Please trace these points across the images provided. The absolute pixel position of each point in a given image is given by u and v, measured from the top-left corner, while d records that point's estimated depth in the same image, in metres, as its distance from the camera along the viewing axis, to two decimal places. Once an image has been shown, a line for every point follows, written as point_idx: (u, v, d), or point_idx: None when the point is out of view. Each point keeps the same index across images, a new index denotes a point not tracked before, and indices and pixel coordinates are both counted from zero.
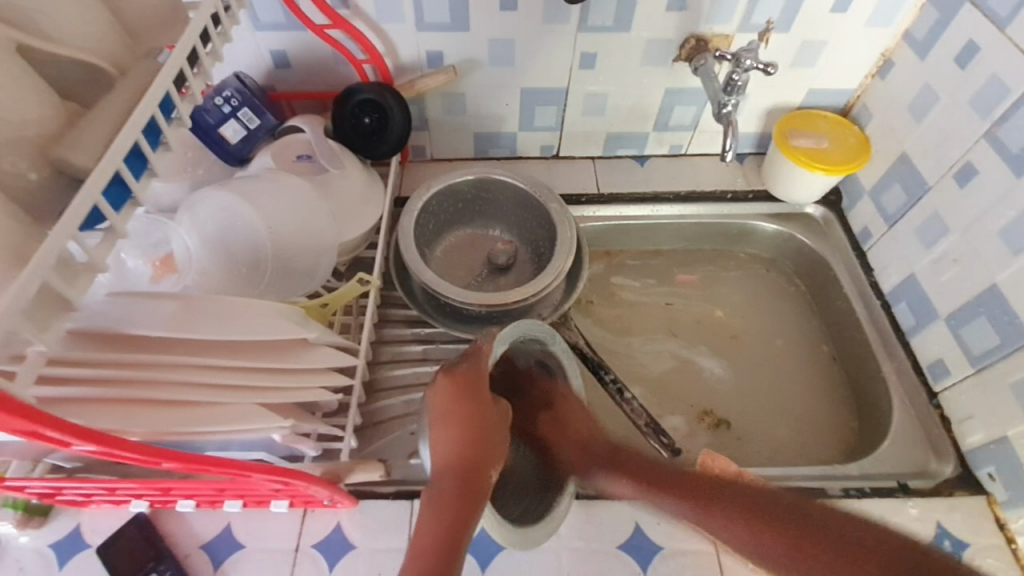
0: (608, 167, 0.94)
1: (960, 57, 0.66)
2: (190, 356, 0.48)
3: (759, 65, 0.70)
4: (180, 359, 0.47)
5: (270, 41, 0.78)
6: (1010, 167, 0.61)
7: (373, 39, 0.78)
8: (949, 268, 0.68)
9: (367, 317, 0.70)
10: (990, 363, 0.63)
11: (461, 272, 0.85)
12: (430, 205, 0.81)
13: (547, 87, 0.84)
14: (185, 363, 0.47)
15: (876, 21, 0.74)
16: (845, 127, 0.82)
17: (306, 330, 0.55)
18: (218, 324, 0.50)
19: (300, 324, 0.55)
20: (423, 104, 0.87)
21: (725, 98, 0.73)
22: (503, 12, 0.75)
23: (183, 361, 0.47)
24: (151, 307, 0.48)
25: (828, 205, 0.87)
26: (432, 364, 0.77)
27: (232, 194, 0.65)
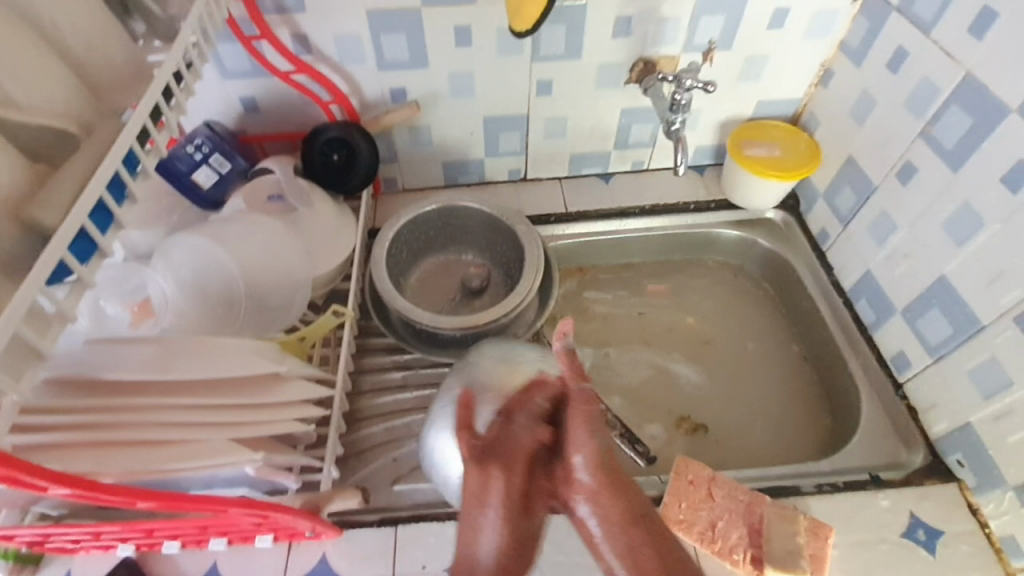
0: (575, 186, 0.97)
1: (892, 62, 0.69)
2: (169, 397, 0.50)
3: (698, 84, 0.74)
4: (157, 403, 0.48)
5: (238, 88, 0.81)
6: (946, 162, 0.63)
7: (337, 80, 0.82)
8: (899, 263, 0.71)
9: (344, 348, 0.72)
10: (945, 352, 0.65)
11: (436, 297, 0.87)
12: (402, 235, 0.83)
13: (508, 114, 0.87)
14: (162, 405, 0.49)
15: (813, 33, 0.77)
16: (795, 135, 0.85)
17: (280, 364, 0.57)
18: (195, 363, 0.52)
19: (272, 358, 0.57)
20: (391, 138, 0.90)
21: (671, 116, 0.77)
22: (459, 48, 0.79)
23: (159, 404, 0.49)
24: (129, 351, 0.49)
25: (787, 209, 0.90)
26: (412, 390, 0.78)
27: (207, 238, 0.67)
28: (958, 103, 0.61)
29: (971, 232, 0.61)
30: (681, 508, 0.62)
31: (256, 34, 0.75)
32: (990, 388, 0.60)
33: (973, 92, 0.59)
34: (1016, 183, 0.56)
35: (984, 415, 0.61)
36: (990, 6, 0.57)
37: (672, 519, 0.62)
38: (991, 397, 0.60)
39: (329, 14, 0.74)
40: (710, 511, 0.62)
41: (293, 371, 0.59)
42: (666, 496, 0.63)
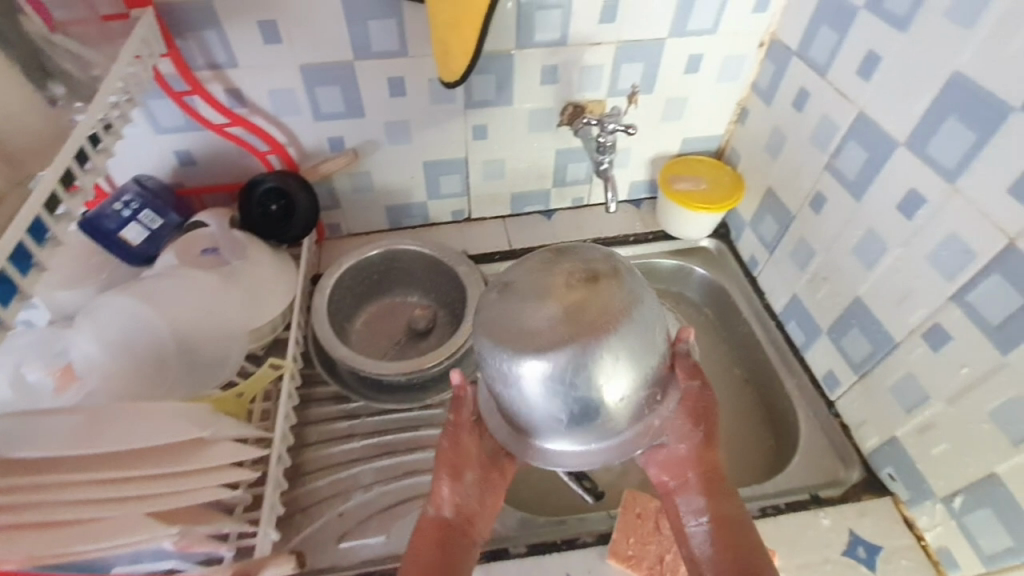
0: (518, 225, 0.99)
1: (796, 102, 0.75)
2: (90, 471, 0.47)
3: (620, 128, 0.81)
4: (74, 475, 0.46)
5: (172, 142, 0.81)
6: (850, 192, 0.67)
7: (274, 132, 0.82)
8: (820, 285, 0.74)
9: (282, 404, 0.69)
10: (868, 370, 0.68)
11: (383, 341, 0.86)
12: (345, 281, 0.82)
13: (447, 158, 0.90)
14: (81, 482, 0.46)
15: (725, 77, 0.83)
16: (719, 169, 0.90)
17: (202, 429, 0.54)
18: (121, 432, 0.50)
19: (199, 425, 0.54)
20: (332, 185, 0.90)
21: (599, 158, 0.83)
22: (393, 98, 0.81)
23: (80, 480, 0.46)
24: (50, 422, 0.47)
25: (719, 238, 0.94)
26: (359, 438, 0.76)
27: (134, 297, 0.65)
28: (854, 138, 0.66)
29: (876, 256, 0.65)
30: (630, 544, 0.62)
31: (187, 90, 0.75)
32: (909, 403, 0.62)
33: (865, 128, 0.64)
34: (910, 211, 0.59)
35: (908, 429, 0.63)
36: (873, 52, 0.61)
37: (621, 556, 0.61)
38: (912, 410, 0.62)
39: (260, 69, 0.75)
40: (659, 544, 0.62)
41: (218, 433, 0.57)
42: (615, 532, 0.63)
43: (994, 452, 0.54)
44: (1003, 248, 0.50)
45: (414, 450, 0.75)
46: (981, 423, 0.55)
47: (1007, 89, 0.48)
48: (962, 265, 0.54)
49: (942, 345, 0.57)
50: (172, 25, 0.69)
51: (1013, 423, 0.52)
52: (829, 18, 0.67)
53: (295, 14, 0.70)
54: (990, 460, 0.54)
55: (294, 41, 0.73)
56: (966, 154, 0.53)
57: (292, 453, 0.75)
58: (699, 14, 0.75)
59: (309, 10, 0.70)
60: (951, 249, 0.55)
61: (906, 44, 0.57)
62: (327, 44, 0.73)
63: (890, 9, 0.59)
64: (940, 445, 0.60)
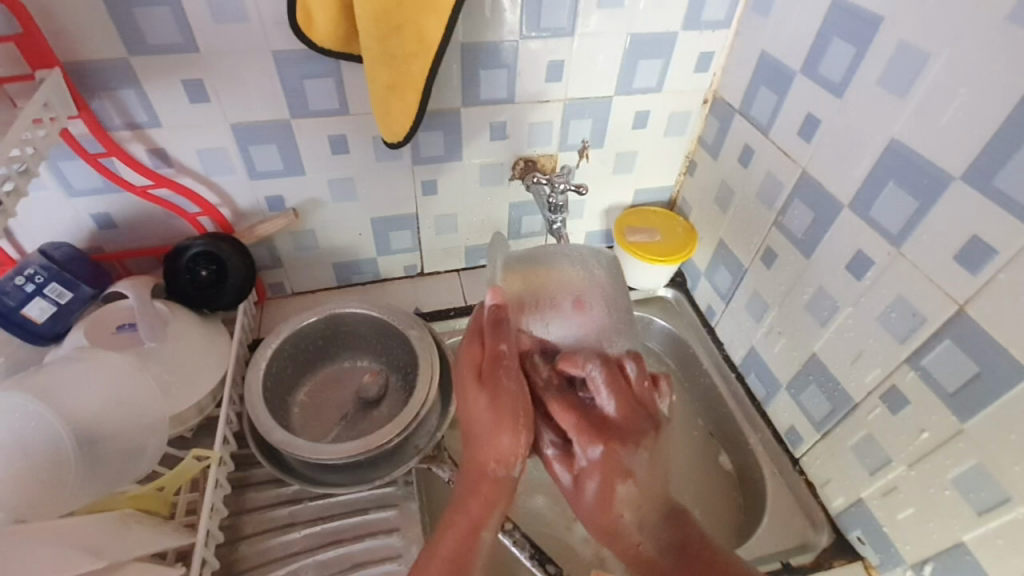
0: (473, 278, 0.97)
1: (742, 157, 0.75)
2: None
3: (569, 186, 0.80)
4: None
5: (88, 206, 0.74)
6: (799, 249, 0.67)
7: (204, 192, 0.77)
8: (776, 339, 0.74)
9: (207, 497, 0.62)
10: (830, 428, 0.67)
11: (329, 411, 0.79)
12: (284, 350, 0.76)
13: (395, 215, 0.86)
14: None
15: (672, 131, 0.84)
16: (672, 219, 0.90)
17: (97, 560, 0.48)
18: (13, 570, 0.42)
19: (88, 553, 0.48)
20: (273, 245, 0.85)
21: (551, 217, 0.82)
22: (335, 155, 0.77)
23: None
24: None
25: (676, 286, 0.94)
26: (300, 528, 0.68)
27: (28, 396, 0.55)
28: (799, 197, 0.66)
29: (828, 314, 0.64)
30: None
31: (103, 151, 0.69)
32: (872, 465, 0.62)
33: (808, 187, 0.65)
34: (858, 271, 0.60)
35: (873, 492, 0.62)
36: (812, 114, 0.62)
37: None
38: (875, 472, 0.62)
39: (185, 128, 0.70)
40: None
41: (118, 557, 0.51)
42: None
43: (960, 519, 0.53)
44: (952, 313, 0.50)
45: (362, 538, 0.68)
46: (944, 489, 0.54)
47: (944, 159, 0.49)
48: (913, 329, 0.54)
49: (900, 408, 0.57)
50: (83, 86, 0.63)
51: (976, 491, 0.51)
52: (768, 80, 0.69)
53: (223, 73, 0.66)
54: (956, 527, 0.54)
55: (223, 100, 0.68)
56: (909, 220, 0.53)
57: (224, 549, 0.66)
58: (644, 73, 0.76)
59: (238, 69, 0.66)
60: (900, 312, 0.55)
61: (843, 109, 0.58)
62: (260, 103, 0.69)
63: (824, 74, 0.60)
64: (906, 509, 0.59)
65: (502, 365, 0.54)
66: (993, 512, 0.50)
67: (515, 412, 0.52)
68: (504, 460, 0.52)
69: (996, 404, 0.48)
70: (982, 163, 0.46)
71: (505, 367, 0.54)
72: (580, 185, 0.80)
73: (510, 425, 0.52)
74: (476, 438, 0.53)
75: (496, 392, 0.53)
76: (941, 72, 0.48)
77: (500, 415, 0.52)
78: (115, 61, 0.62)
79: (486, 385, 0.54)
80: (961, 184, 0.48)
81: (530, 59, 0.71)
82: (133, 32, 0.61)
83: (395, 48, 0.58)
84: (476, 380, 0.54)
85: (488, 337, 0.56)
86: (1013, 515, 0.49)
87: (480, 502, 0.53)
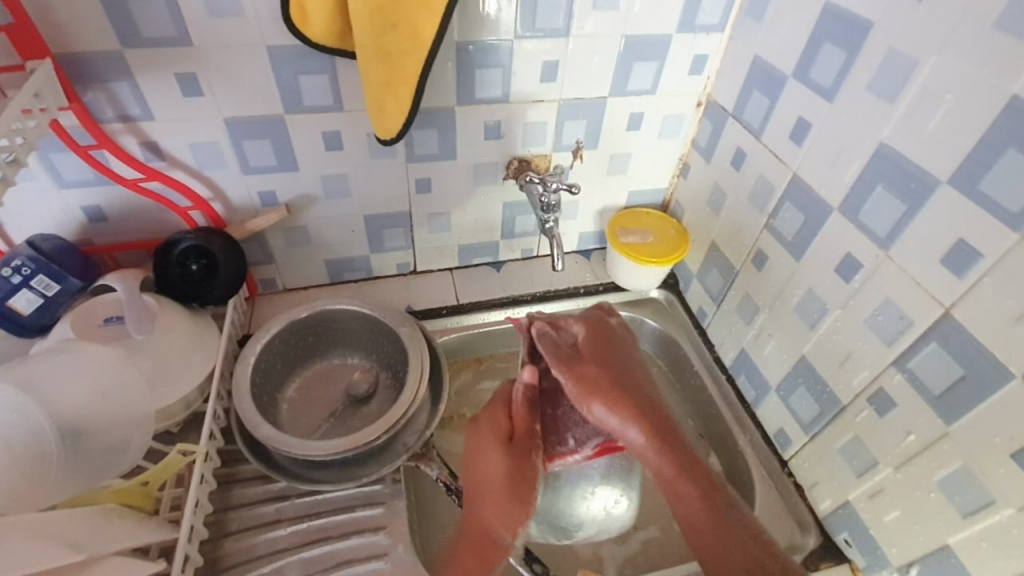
0: (466, 277, 0.96)
1: (735, 160, 0.76)
2: None
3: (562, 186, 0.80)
4: None
5: (78, 198, 0.73)
6: (790, 251, 0.68)
7: (196, 186, 0.76)
8: (766, 342, 0.74)
9: (193, 492, 0.61)
10: (818, 430, 0.67)
11: (318, 408, 0.79)
12: (274, 346, 0.76)
13: (388, 212, 0.86)
14: None
15: (666, 134, 0.84)
16: (665, 222, 0.90)
17: (78, 552, 0.47)
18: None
19: (69, 546, 0.48)
20: (265, 241, 0.84)
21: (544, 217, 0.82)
22: (329, 151, 0.76)
23: None
24: None
25: (668, 288, 0.94)
26: (286, 525, 0.68)
27: (10, 386, 0.54)
28: (789, 200, 0.67)
29: (816, 316, 0.65)
30: None
31: (94, 143, 0.68)
32: (860, 467, 0.62)
33: (799, 190, 0.65)
34: (847, 274, 0.60)
35: (860, 494, 0.62)
36: (803, 118, 0.63)
37: None
38: (862, 474, 0.62)
39: (179, 122, 0.69)
40: None
41: (101, 550, 0.50)
42: None
43: (945, 522, 0.53)
44: (938, 316, 0.51)
45: (348, 536, 0.67)
46: (930, 491, 0.54)
47: (931, 163, 0.50)
48: (900, 331, 0.54)
49: (887, 411, 0.57)
50: (76, 77, 0.63)
51: (961, 494, 0.51)
52: (760, 84, 0.69)
53: (216, 67, 0.66)
54: (941, 530, 0.54)
55: (216, 94, 0.68)
56: (897, 222, 0.53)
57: (210, 545, 0.66)
58: (639, 75, 0.76)
59: (232, 63, 0.66)
60: (888, 314, 0.56)
61: (834, 113, 0.59)
62: (253, 97, 0.69)
63: (815, 79, 0.61)
64: (893, 512, 0.59)
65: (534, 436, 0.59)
66: (978, 515, 0.50)
67: (529, 486, 0.56)
68: (507, 527, 0.54)
69: (982, 407, 0.48)
70: (970, 167, 0.47)
71: (534, 443, 0.59)
72: (572, 185, 0.81)
73: (523, 497, 0.55)
74: (486, 500, 0.56)
75: (520, 458, 0.57)
76: (930, 77, 0.49)
77: (514, 483, 0.56)
78: (108, 53, 0.62)
79: (512, 453, 0.57)
80: (948, 187, 0.48)
81: (525, 59, 0.72)
82: (126, 24, 0.60)
83: (389, 44, 0.58)
84: (504, 442, 0.58)
85: (520, 410, 0.61)
86: (998, 517, 0.49)
87: (478, 559, 0.55)
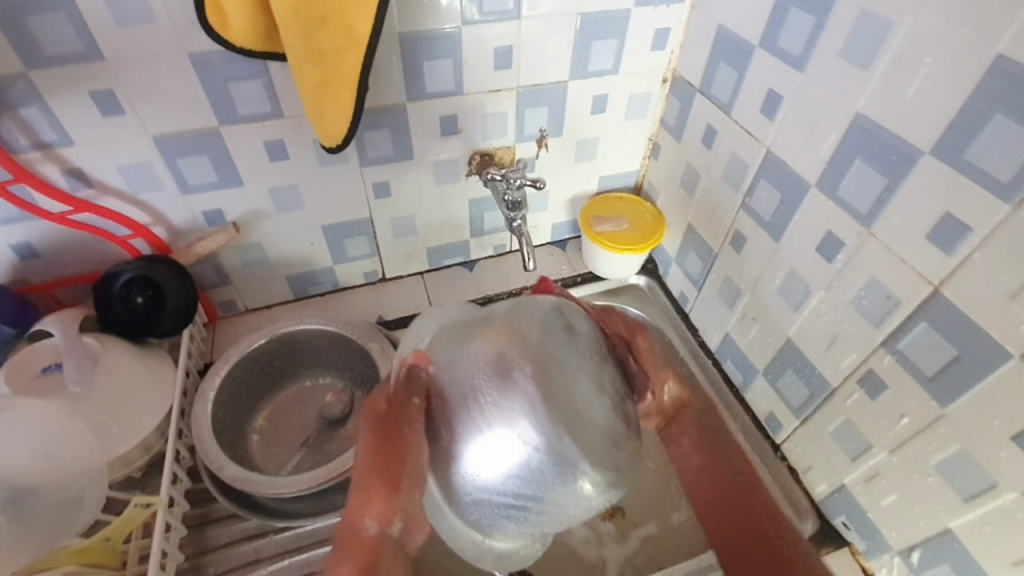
0: (438, 280, 0.92)
1: (705, 138, 0.72)
2: None
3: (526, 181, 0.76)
4: None
5: (4, 236, 0.67)
6: (768, 232, 0.65)
7: (133, 212, 0.70)
8: (751, 325, 0.72)
9: (158, 542, 0.57)
10: (809, 414, 0.65)
11: (291, 435, 0.74)
12: (236, 377, 0.71)
13: (347, 221, 0.81)
14: None
15: (633, 114, 0.80)
16: (639, 205, 0.87)
17: None
18: None
19: None
20: (218, 262, 0.79)
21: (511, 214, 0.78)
22: (275, 162, 0.71)
23: None
24: None
25: (648, 273, 0.91)
26: (267, 564, 0.64)
27: None
28: (765, 177, 0.63)
29: (801, 298, 0.62)
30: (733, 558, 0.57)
31: (10, 177, 0.62)
32: (853, 451, 0.60)
33: (773, 167, 0.62)
34: (829, 254, 0.57)
35: (855, 478, 0.61)
36: (773, 90, 0.59)
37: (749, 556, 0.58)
38: (856, 458, 0.60)
39: (103, 145, 0.63)
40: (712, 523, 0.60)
41: None
42: None
43: (946, 505, 0.52)
44: (927, 295, 0.48)
45: None
46: (928, 475, 0.52)
47: (911, 134, 0.46)
48: (887, 312, 0.52)
49: (878, 393, 0.55)
50: None
51: (960, 477, 0.50)
52: (726, 56, 0.65)
53: (136, 82, 0.60)
54: (942, 514, 0.52)
55: (140, 111, 0.62)
56: (878, 198, 0.51)
57: None
58: (599, 54, 0.72)
59: (152, 76, 0.60)
60: (874, 296, 0.53)
61: (805, 84, 0.55)
62: (182, 111, 0.63)
63: (784, 48, 0.57)
64: (890, 495, 0.57)
65: (414, 420, 0.44)
66: (979, 499, 0.49)
67: (401, 459, 0.41)
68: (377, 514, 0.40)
69: (976, 388, 0.46)
70: (953, 137, 0.43)
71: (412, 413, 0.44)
72: (537, 179, 0.77)
73: (391, 482, 0.41)
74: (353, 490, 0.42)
75: (394, 432, 0.43)
76: (904, 40, 0.45)
77: (387, 471, 0.41)
78: (10, 77, 0.55)
79: (383, 426, 0.43)
80: (929, 159, 0.45)
81: (476, 47, 0.67)
82: (27, 43, 0.54)
83: (320, 43, 0.52)
84: (372, 417, 0.44)
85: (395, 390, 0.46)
86: (1001, 501, 0.47)
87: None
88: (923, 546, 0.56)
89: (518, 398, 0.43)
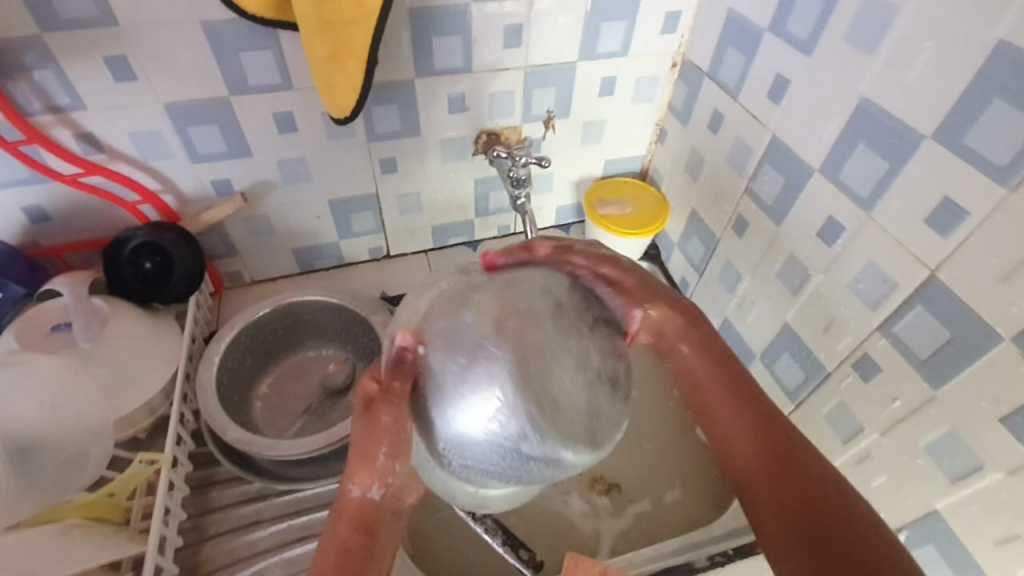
0: (442, 259, 0.93)
1: (712, 123, 0.72)
2: None
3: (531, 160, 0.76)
4: None
5: (16, 198, 0.68)
6: (770, 216, 0.65)
7: (143, 178, 0.71)
8: (749, 310, 0.73)
9: (161, 499, 0.59)
10: (803, 398, 0.66)
11: (293, 403, 0.76)
12: (241, 344, 0.73)
13: (354, 196, 0.81)
14: None
15: (640, 98, 0.80)
16: (644, 189, 0.87)
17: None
18: None
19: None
20: (225, 232, 0.80)
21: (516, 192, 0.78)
22: (284, 134, 0.72)
23: None
24: None
25: (650, 259, 0.92)
26: (266, 526, 0.66)
27: None
28: (769, 162, 0.64)
29: (799, 283, 0.63)
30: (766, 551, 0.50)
31: (22, 138, 0.63)
32: (846, 433, 0.61)
33: (777, 153, 0.62)
34: (830, 238, 0.57)
35: (846, 461, 0.62)
36: (781, 74, 0.59)
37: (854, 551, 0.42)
38: (848, 441, 0.61)
39: (114, 111, 0.64)
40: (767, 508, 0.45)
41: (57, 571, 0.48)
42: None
43: (934, 486, 0.53)
44: (923, 278, 0.49)
45: None
46: (917, 456, 0.53)
47: (914, 117, 0.47)
48: (884, 296, 0.53)
49: (872, 376, 0.56)
50: None
51: (948, 457, 0.51)
52: (735, 41, 0.65)
53: (147, 47, 0.60)
54: (929, 494, 0.53)
55: (152, 78, 0.63)
56: (879, 181, 0.51)
57: (190, 551, 0.64)
58: (608, 36, 0.72)
59: (163, 43, 0.60)
60: (871, 279, 0.54)
61: (811, 69, 0.56)
62: (193, 79, 0.64)
63: (792, 31, 0.57)
64: (880, 477, 0.58)
65: (397, 404, 0.39)
66: (966, 479, 0.50)
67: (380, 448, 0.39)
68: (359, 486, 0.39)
69: (967, 370, 0.47)
70: (954, 121, 0.44)
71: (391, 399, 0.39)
72: (542, 158, 0.77)
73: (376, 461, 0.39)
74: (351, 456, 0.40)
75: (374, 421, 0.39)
76: (910, 23, 0.45)
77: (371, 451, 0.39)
78: (25, 38, 0.56)
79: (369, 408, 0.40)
80: (930, 142, 0.46)
81: (485, 24, 0.67)
82: (42, 6, 0.55)
83: (332, 13, 0.53)
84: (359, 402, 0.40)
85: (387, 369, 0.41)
86: (986, 482, 0.48)
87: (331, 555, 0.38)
88: (910, 527, 0.57)
89: (512, 358, 0.39)
